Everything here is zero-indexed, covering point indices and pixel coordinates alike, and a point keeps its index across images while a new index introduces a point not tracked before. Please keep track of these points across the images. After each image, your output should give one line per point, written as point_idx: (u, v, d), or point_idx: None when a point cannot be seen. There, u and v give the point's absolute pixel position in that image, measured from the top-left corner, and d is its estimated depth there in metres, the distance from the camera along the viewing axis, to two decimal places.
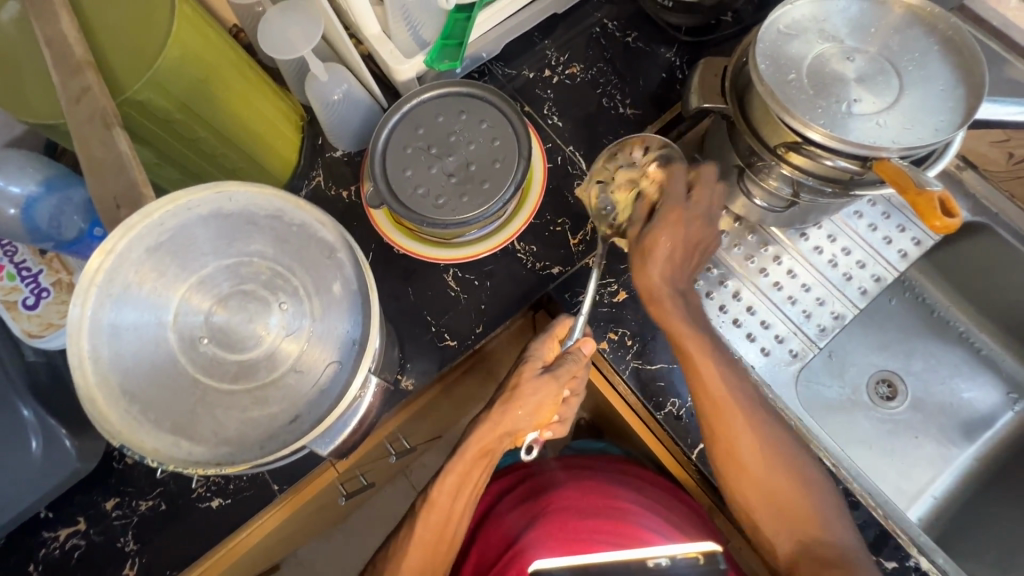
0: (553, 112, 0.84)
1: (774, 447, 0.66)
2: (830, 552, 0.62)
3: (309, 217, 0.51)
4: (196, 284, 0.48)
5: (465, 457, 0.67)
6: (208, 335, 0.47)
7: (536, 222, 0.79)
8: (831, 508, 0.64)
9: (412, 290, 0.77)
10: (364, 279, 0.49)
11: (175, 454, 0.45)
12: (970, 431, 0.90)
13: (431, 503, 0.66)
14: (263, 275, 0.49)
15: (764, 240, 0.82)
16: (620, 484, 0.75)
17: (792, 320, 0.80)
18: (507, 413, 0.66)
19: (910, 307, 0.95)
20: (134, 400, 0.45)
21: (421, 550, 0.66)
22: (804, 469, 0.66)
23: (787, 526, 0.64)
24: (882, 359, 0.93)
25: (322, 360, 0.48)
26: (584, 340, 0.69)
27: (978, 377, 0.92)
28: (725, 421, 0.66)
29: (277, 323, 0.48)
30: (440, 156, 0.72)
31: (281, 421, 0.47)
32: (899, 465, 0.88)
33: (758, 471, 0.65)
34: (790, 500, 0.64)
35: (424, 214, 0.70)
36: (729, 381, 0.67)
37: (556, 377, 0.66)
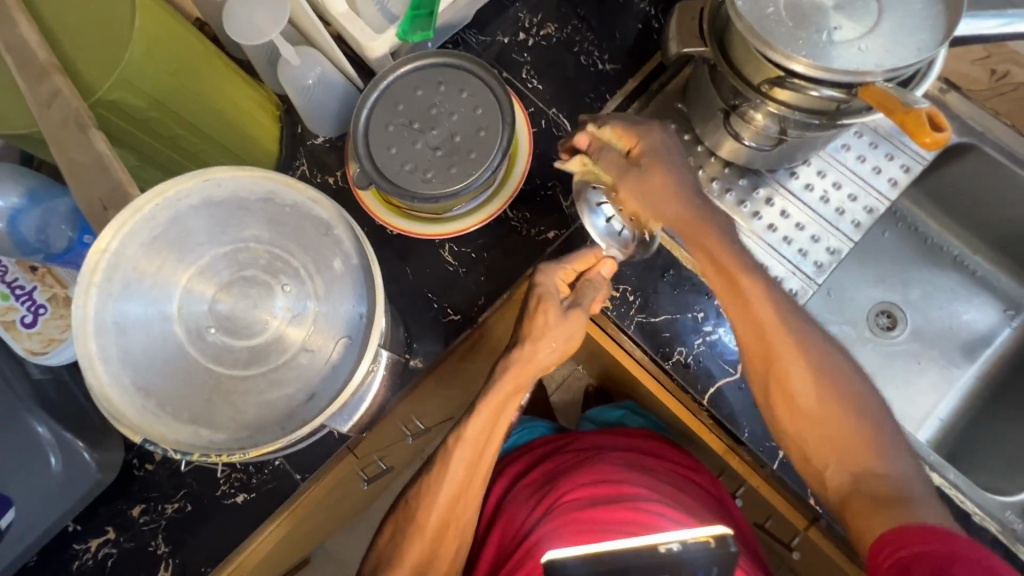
0: (532, 76, 0.83)
1: (829, 376, 0.62)
2: (881, 487, 0.58)
3: (301, 196, 0.50)
4: (198, 273, 0.48)
5: (498, 395, 0.67)
6: (215, 325, 0.47)
7: (526, 189, 0.79)
8: (880, 437, 0.60)
9: (411, 270, 0.77)
10: (363, 252, 0.49)
11: (195, 442, 0.45)
12: (971, 351, 0.91)
13: (462, 441, 0.67)
14: (264, 259, 0.49)
15: (755, 183, 0.82)
16: (627, 468, 0.75)
17: (789, 260, 0.80)
18: (540, 345, 0.66)
19: (903, 236, 0.96)
20: (150, 395, 0.45)
21: (455, 483, 0.67)
22: (853, 391, 0.62)
23: (835, 455, 0.61)
24: (881, 291, 0.94)
25: (330, 339, 0.48)
26: (598, 264, 0.71)
27: (976, 298, 0.94)
28: (772, 345, 0.63)
29: (282, 306, 0.48)
30: (423, 131, 0.71)
31: (299, 401, 0.47)
32: (905, 392, 0.90)
33: (807, 401, 0.62)
34: (836, 427, 0.61)
35: (414, 191, 0.70)
36: (783, 310, 0.64)
37: (581, 304, 0.67)
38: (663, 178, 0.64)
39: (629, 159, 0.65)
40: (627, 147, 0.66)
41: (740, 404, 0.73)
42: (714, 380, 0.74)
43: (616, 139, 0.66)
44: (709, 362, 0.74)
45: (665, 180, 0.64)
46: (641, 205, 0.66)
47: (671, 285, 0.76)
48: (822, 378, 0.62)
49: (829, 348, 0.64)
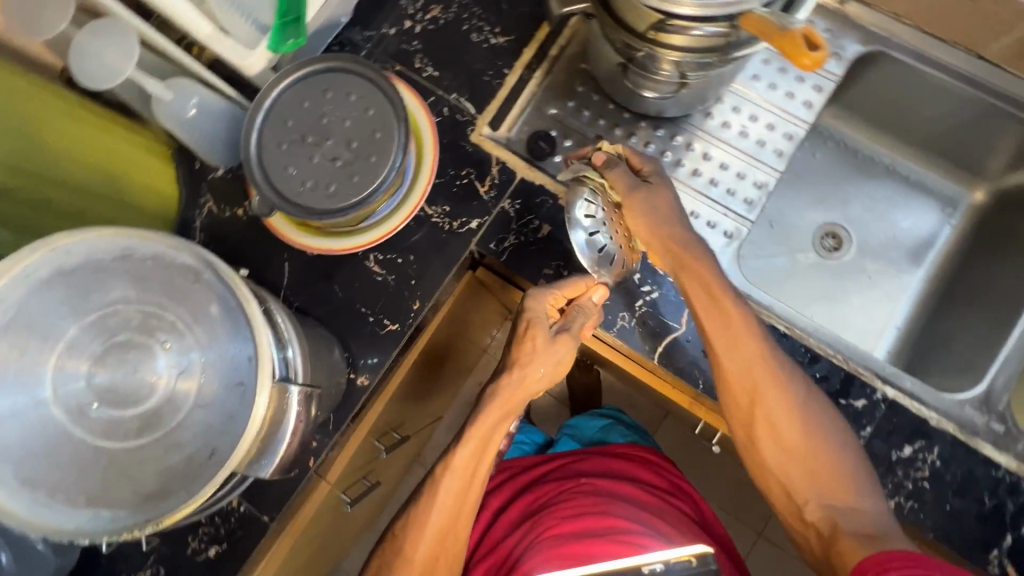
0: (427, 63, 0.79)
1: (805, 409, 0.64)
2: (850, 525, 0.59)
3: (158, 245, 0.48)
4: (65, 351, 0.46)
5: (485, 420, 0.69)
6: (96, 398, 0.45)
7: (441, 182, 0.76)
8: (856, 474, 0.62)
9: (339, 287, 0.74)
10: (236, 292, 0.47)
11: (96, 524, 0.44)
12: (916, 255, 0.92)
13: (451, 469, 0.68)
14: (138, 318, 0.47)
15: (673, 131, 0.81)
16: (613, 497, 0.78)
17: (720, 203, 0.79)
18: (529, 370, 0.68)
19: (834, 155, 0.95)
20: (38, 486, 0.44)
21: (444, 510, 0.68)
22: (836, 433, 0.63)
23: (816, 491, 0.62)
24: (822, 213, 0.94)
25: (222, 387, 0.47)
26: (590, 289, 0.70)
27: (913, 203, 0.94)
28: (756, 380, 0.64)
29: (165, 364, 0.46)
30: (318, 144, 0.68)
31: (201, 458, 0.46)
32: (860, 308, 0.90)
33: (788, 433, 0.63)
34: (812, 463, 0.62)
35: (320, 208, 0.67)
36: (764, 340, 0.66)
37: (570, 329, 0.68)
38: (667, 197, 0.70)
39: (639, 178, 0.71)
40: (634, 168, 0.73)
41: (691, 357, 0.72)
42: (662, 338, 0.73)
43: (625, 158, 0.72)
44: (655, 322, 0.73)
45: (669, 207, 0.70)
46: (644, 220, 0.69)
47: None
48: (802, 416, 0.63)
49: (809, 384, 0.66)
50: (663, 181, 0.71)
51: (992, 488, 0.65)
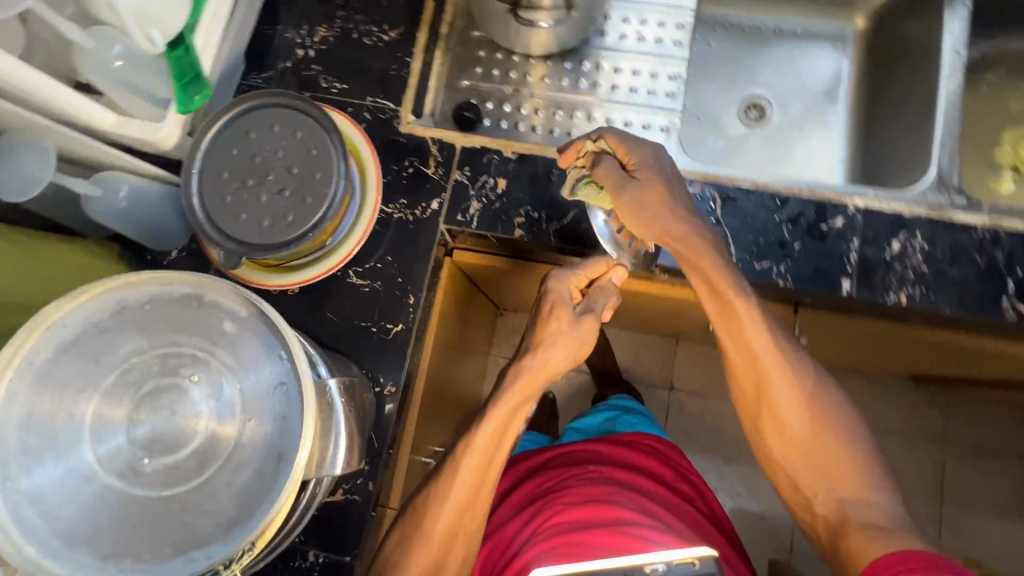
0: (332, 81, 0.81)
1: (811, 401, 0.64)
2: (854, 518, 0.61)
3: (150, 291, 0.51)
4: (100, 418, 0.48)
5: (501, 411, 0.66)
6: (145, 452, 0.48)
7: (388, 179, 0.77)
8: (852, 454, 0.63)
9: (333, 313, 0.74)
10: (245, 305, 0.52)
11: (197, 563, 0.46)
12: (831, 93, 0.99)
13: (471, 447, 0.66)
14: (156, 362, 0.50)
15: (578, 60, 0.85)
16: (617, 487, 0.76)
17: (646, 105, 0.83)
18: (551, 352, 0.65)
19: (725, 37, 1.02)
20: (123, 553, 0.46)
21: (466, 485, 0.66)
22: (852, 433, 0.64)
23: (831, 485, 0.63)
24: (737, 90, 1.00)
25: (265, 397, 0.51)
26: (611, 270, 0.69)
27: (809, 51, 1.01)
28: (762, 371, 0.64)
29: (201, 397, 0.49)
30: (261, 182, 0.68)
31: (270, 466, 0.49)
32: (804, 157, 0.96)
33: (789, 418, 0.64)
34: (816, 452, 0.64)
35: (286, 239, 0.67)
36: (777, 333, 0.64)
37: (594, 311, 0.65)
38: (661, 196, 0.63)
39: (625, 172, 0.64)
40: (624, 161, 0.66)
41: None
42: None
43: (613, 151, 0.66)
44: None
45: (661, 201, 0.63)
46: (643, 220, 0.63)
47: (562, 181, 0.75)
48: (813, 404, 0.64)
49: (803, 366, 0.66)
50: (653, 162, 0.64)
51: (979, 248, 0.69)
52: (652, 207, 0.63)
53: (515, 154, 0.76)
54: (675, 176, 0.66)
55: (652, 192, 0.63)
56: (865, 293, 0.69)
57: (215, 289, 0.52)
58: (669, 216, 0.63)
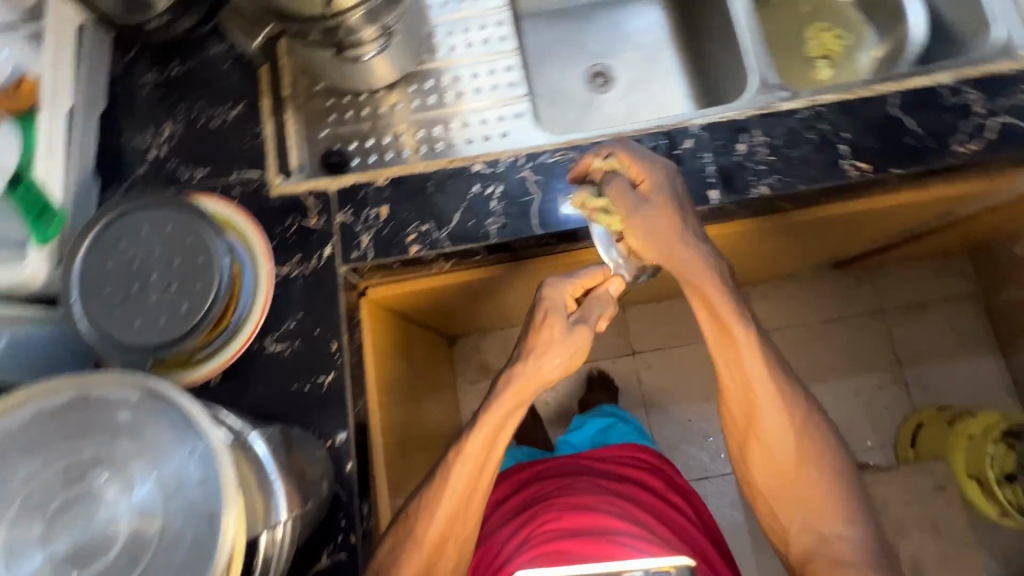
0: (192, 168, 0.81)
1: (798, 438, 0.69)
2: (807, 540, 0.68)
3: (30, 407, 0.48)
4: (5, 550, 0.45)
5: (491, 419, 0.68)
6: (65, 567, 0.45)
7: (277, 243, 0.78)
8: (842, 506, 0.68)
9: (262, 385, 0.74)
10: (133, 384, 0.49)
11: None
12: (655, 43, 1.10)
13: (462, 456, 0.68)
14: (56, 477, 0.47)
15: (422, 79, 0.90)
16: (613, 503, 0.79)
17: (496, 99, 0.89)
18: (545, 359, 0.67)
19: (551, 23, 1.11)
20: None
21: (456, 493, 0.68)
22: (829, 467, 0.69)
23: (802, 514, 0.69)
24: (577, 65, 1.09)
25: (181, 465, 0.48)
26: (606, 282, 0.72)
27: (626, 13, 1.12)
28: (754, 413, 0.70)
29: (112, 492, 0.47)
30: (145, 284, 0.67)
31: (202, 532, 0.46)
32: (652, 105, 1.06)
33: (778, 453, 0.70)
34: (790, 482, 0.69)
35: (186, 329, 0.66)
36: (774, 375, 0.69)
37: (587, 321, 0.69)
38: (671, 230, 0.67)
39: (637, 192, 0.68)
40: (635, 178, 0.70)
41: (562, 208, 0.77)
42: (528, 212, 0.77)
43: (624, 168, 0.70)
44: (516, 203, 0.77)
45: (671, 226, 0.67)
46: (652, 246, 0.68)
47: (438, 189, 0.78)
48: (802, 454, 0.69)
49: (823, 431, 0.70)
50: (667, 186, 0.68)
51: (808, 126, 0.78)
52: (664, 232, 0.67)
53: (386, 180, 0.79)
54: (685, 208, 0.69)
55: (641, 236, 0.68)
56: (731, 196, 0.76)
57: (99, 382, 0.49)
58: (672, 249, 0.67)
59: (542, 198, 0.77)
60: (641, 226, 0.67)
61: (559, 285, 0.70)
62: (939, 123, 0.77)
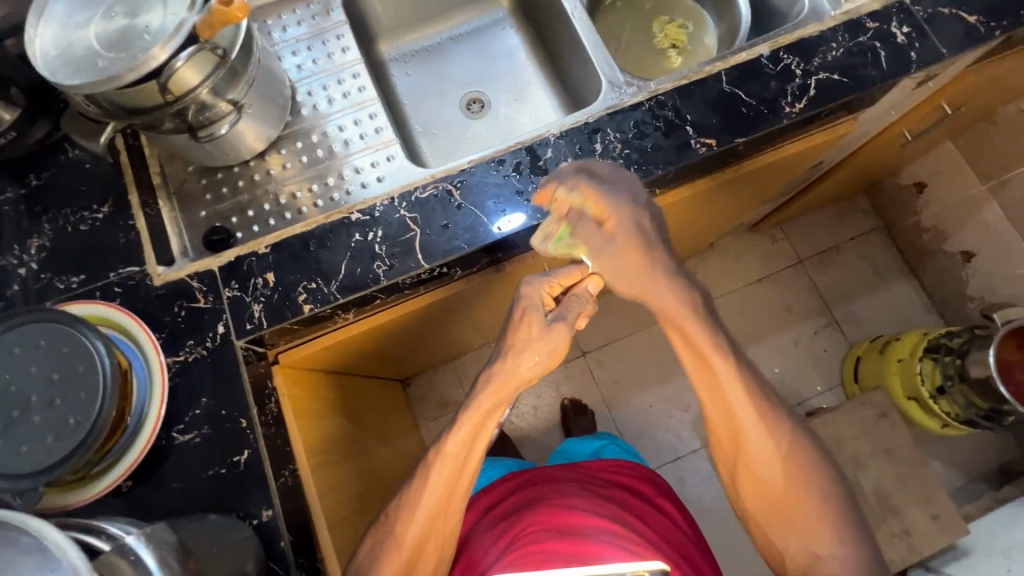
0: (67, 277, 0.79)
1: (779, 453, 0.72)
2: (788, 544, 0.73)
3: None
4: None
5: (473, 420, 0.71)
6: None
7: (169, 333, 0.77)
8: (823, 513, 0.71)
9: (176, 480, 0.72)
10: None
11: None
12: (518, 62, 1.15)
13: (443, 453, 0.72)
14: None
15: (292, 141, 0.92)
16: (598, 506, 0.80)
17: (367, 145, 0.91)
18: (522, 357, 0.70)
19: (417, 62, 1.16)
20: None
21: (434, 497, 0.73)
22: (811, 474, 0.72)
23: (785, 524, 0.72)
24: (450, 96, 1.13)
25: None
26: (584, 280, 0.75)
27: (487, 39, 1.17)
28: (740, 431, 0.72)
29: None
30: (25, 406, 0.65)
31: None
32: (528, 119, 1.11)
33: (763, 466, 0.72)
34: (777, 491, 0.72)
35: (76, 442, 0.63)
36: (754, 393, 0.72)
37: (565, 319, 0.72)
38: (637, 262, 0.71)
39: (602, 233, 0.72)
40: (598, 217, 0.73)
41: (444, 238, 0.79)
42: (412, 248, 0.79)
43: (588, 205, 0.72)
44: (399, 242, 0.79)
45: (638, 263, 0.72)
46: (620, 282, 0.73)
47: (321, 245, 0.80)
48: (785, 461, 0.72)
49: (801, 438, 0.73)
50: (629, 218, 0.72)
51: (654, 116, 0.83)
52: (627, 272, 0.72)
53: (269, 246, 0.80)
54: (647, 229, 0.73)
55: (617, 276, 0.73)
56: None
57: None
58: (652, 285, 0.72)
59: (423, 232, 0.80)
60: (605, 262, 0.73)
61: (539, 283, 0.73)
62: (767, 90, 0.84)
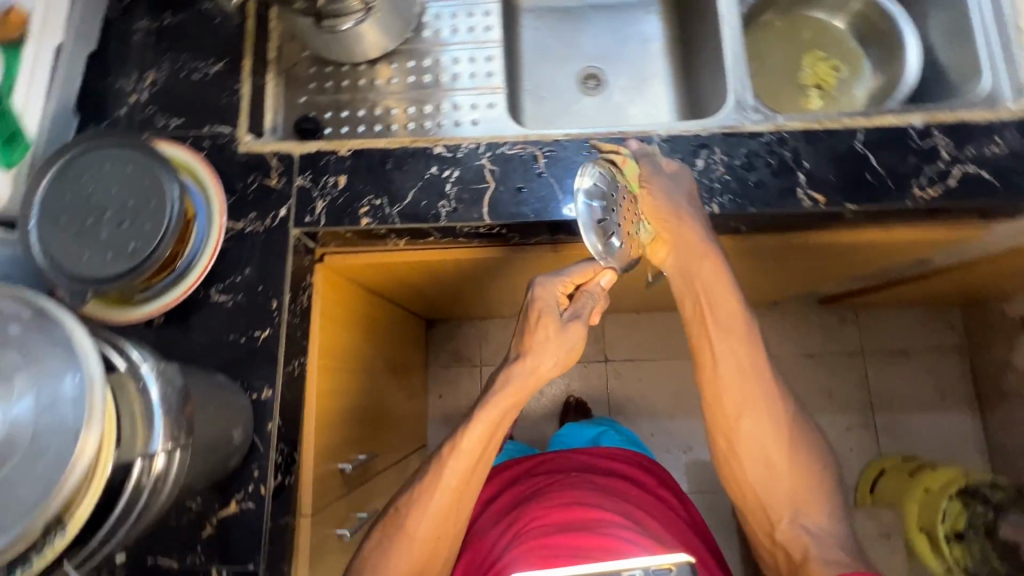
0: (168, 117, 0.84)
1: (782, 426, 0.75)
2: (795, 540, 0.72)
3: None
4: None
5: (490, 413, 0.72)
6: None
7: (237, 200, 0.81)
8: (825, 498, 0.74)
9: (201, 333, 0.77)
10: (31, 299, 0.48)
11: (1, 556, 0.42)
12: (651, 51, 1.10)
13: (455, 450, 0.73)
14: None
15: (405, 59, 0.93)
16: (608, 501, 0.78)
17: (474, 86, 0.91)
18: (541, 358, 0.70)
19: (551, 19, 1.12)
20: None
21: (446, 493, 0.74)
22: (812, 455, 0.75)
23: (793, 508, 0.73)
24: (571, 65, 1.09)
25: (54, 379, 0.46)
26: (597, 275, 0.73)
27: (628, 18, 1.12)
28: (749, 392, 0.74)
29: None
30: (97, 219, 0.70)
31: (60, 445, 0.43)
32: (640, 112, 1.06)
33: (767, 437, 0.74)
34: (780, 466, 0.74)
35: (129, 266, 0.68)
36: (762, 352, 0.75)
37: (579, 317, 0.71)
38: (689, 193, 0.74)
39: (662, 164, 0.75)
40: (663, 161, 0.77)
41: (514, 201, 0.78)
42: (481, 200, 0.78)
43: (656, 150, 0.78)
44: (470, 190, 0.79)
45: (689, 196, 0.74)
46: (666, 204, 0.72)
47: (397, 167, 0.80)
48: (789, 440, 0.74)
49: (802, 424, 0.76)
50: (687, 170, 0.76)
51: (770, 151, 0.78)
52: (676, 196, 0.73)
53: (350, 151, 0.81)
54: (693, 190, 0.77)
55: (669, 207, 0.72)
56: None
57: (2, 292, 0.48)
58: (694, 217, 0.73)
59: (497, 189, 0.79)
60: (660, 186, 0.73)
61: (550, 281, 0.72)
62: (902, 164, 0.76)
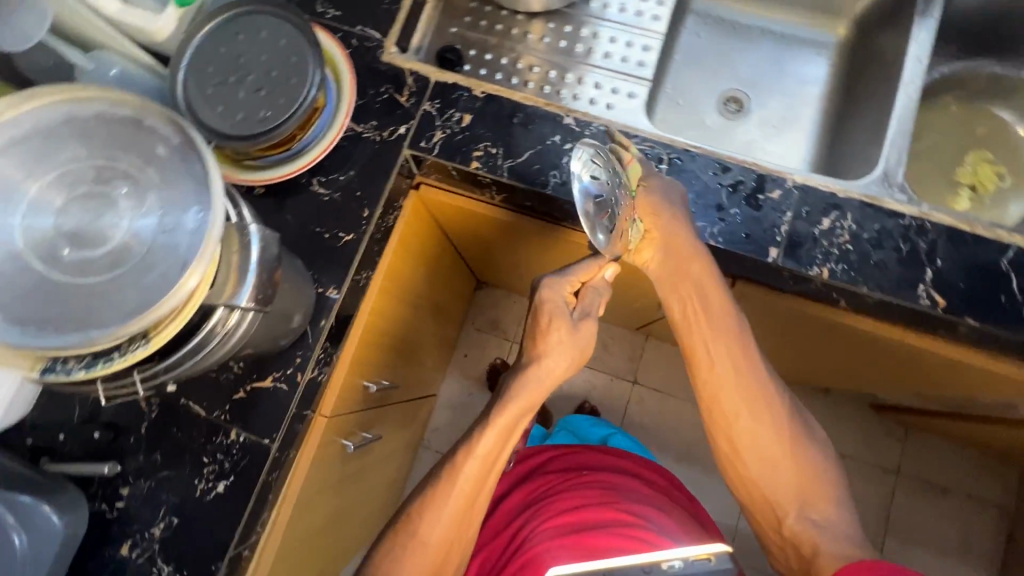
0: (327, 6, 0.86)
1: (777, 423, 0.72)
2: (807, 540, 0.69)
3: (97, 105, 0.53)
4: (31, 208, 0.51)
5: (509, 410, 0.69)
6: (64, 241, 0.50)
7: (363, 104, 0.83)
8: (840, 502, 0.71)
9: (291, 215, 0.79)
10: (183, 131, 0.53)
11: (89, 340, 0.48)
12: (807, 94, 1.03)
13: (464, 453, 0.70)
14: (89, 170, 0.52)
15: (563, 22, 0.91)
16: (635, 490, 0.86)
17: (620, 70, 0.88)
18: (553, 361, 0.69)
19: (715, 29, 1.07)
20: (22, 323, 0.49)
21: (461, 500, 0.70)
22: (808, 435, 0.73)
23: (806, 508, 0.70)
24: (718, 82, 1.05)
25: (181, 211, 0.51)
26: (601, 269, 0.72)
27: (795, 53, 1.05)
28: (734, 407, 0.72)
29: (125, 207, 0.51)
30: (240, 80, 0.73)
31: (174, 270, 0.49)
32: (773, 151, 1.01)
33: (755, 442, 0.72)
34: (778, 458, 0.71)
35: (254, 132, 0.71)
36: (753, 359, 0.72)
37: (590, 314, 0.70)
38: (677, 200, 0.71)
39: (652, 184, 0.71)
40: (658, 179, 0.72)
41: None
42: None
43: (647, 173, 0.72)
44: None
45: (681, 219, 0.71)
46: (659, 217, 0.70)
47: (522, 124, 0.79)
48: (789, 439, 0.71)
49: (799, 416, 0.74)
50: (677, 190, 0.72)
51: (904, 236, 0.72)
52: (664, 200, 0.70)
53: (483, 93, 0.81)
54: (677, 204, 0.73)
55: (657, 214, 0.70)
56: (791, 263, 0.72)
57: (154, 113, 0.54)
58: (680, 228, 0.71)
59: None
60: (649, 195, 0.70)
61: (556, 282, 0.69)
62: None
